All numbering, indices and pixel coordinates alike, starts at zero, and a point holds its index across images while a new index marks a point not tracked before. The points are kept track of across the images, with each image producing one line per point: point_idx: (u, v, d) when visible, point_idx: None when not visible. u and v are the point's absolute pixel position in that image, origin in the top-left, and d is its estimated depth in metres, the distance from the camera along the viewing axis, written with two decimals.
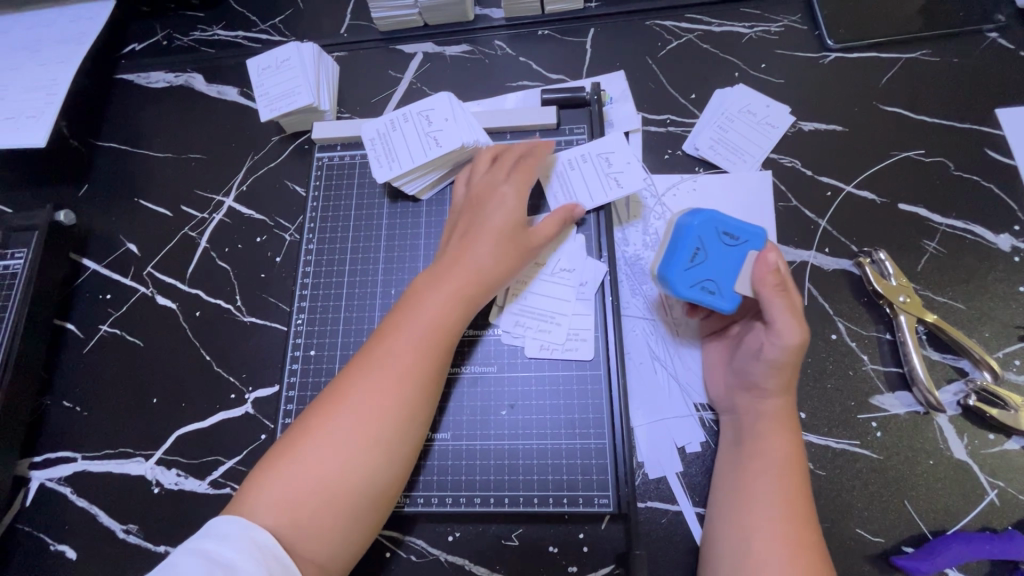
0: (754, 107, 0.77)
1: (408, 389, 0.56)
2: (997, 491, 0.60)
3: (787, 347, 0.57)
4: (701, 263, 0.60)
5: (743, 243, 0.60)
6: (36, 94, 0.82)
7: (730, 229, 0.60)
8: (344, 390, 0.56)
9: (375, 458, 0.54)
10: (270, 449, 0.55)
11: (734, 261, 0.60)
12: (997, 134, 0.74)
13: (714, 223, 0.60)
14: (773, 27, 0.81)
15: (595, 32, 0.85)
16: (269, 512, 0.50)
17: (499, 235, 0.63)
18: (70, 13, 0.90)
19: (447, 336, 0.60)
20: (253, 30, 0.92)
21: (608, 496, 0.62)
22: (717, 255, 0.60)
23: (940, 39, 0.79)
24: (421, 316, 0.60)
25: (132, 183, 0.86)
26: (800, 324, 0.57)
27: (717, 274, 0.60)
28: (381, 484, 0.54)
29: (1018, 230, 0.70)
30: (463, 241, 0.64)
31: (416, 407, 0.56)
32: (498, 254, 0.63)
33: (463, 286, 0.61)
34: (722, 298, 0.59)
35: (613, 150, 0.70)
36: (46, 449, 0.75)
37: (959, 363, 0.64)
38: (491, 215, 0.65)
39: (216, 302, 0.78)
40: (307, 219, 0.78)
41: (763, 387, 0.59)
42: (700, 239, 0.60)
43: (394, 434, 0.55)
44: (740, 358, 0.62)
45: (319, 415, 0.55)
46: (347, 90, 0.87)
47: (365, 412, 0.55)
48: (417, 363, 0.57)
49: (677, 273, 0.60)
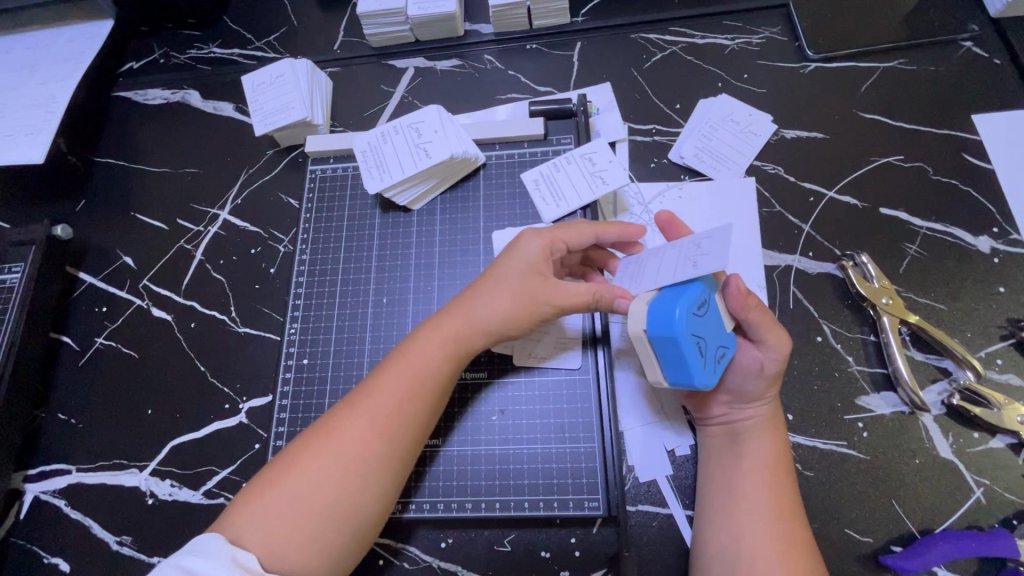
0: (737, 116, 0.79)
1: (393, 422, 0.57)
2: (983, 489, 0.61)
3: (780, 357, 0.58)
4: (706, 346, 0.54)
5: (705, 300, 0.54)
6: (35, 112, 0.84)
7: (693, 304, 0.53)
8: (334, 423, 0.57)
9: (360, 493, 0.54)
10: (259, 473, 0.56)
11: (712, 317, 0.55)
12: (974, 139, 0.76)
13: (687, 313, 0.52)
14: (754, 38, 0.84)
15: (582, 45, 0.87)
16: (255, 534, 0.51)
17: (509, 288, 0.61)
18: (69, 33, 0.92)
19: (434, 369, 0.60)
20: (249, 47, 0.94)
21: (598, 498, 0.63)
22: (706, 327, 0.54)
23: (917, 49, 0.81)
24: (414, 356, 0.60)
25: (129, 197, 0.88)
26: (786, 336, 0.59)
27: (714, 336, 0.55)
28: (365, 518, 0.55)
29: (997, 233, 0.71)
30: (470, 289, 0.63)
31: (401, 439, 0.57)
32: (505, 308, 0.61)
33: (460, 332, 0.61)
34: (730, 347, 0.57)
35: (594, 151, 0.74)
36: (40, 462, 0.75)
37: (943, 363, 0.65)
38: (512, 267, 0.62)
39: (211, 314, 0.79)
40: (300, 231, 0.80)
41: (763, 396, 0.59)
42: (694, 335, 0.52)
43: (381, 470, 0.56)
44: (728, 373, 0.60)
45: (306, 448, 0.55)
46: (340, 104, 0.88)
47: (352, 445, 0.55)
48: (405, 402, 0.58)
49: (706, 370, 0.53)
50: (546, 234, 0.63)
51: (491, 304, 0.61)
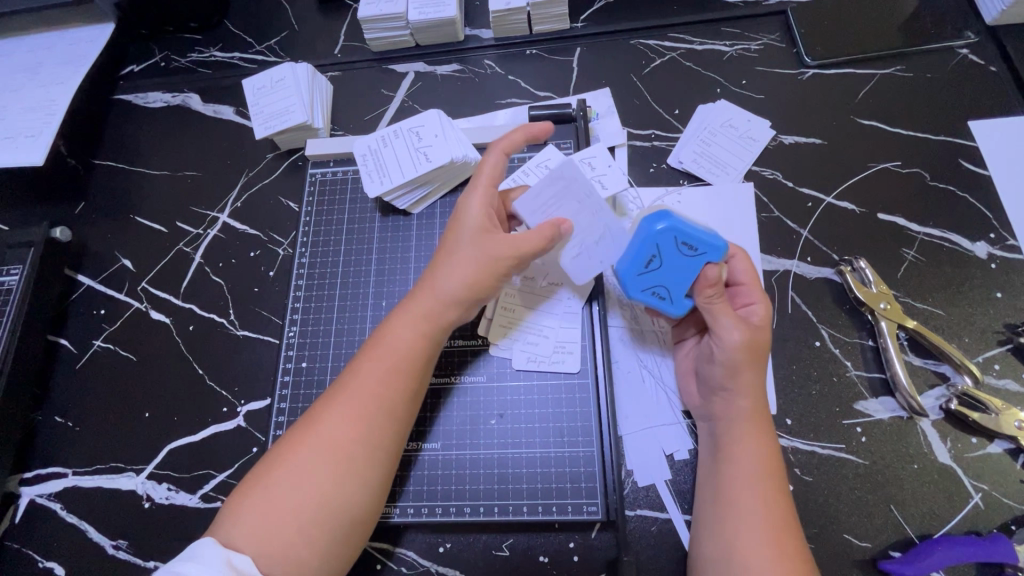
0: (735, 121, 0.79)
1: (371, 409, 0.57)
2: (982, 494, 0.61)
3: (731, 347, 0.58)
4: (655, 270, 0.62)
5: (700, 255, 0.61)
6: (36, 115, 0.84)
7: (688, 240, 0.61)
8: (315, 417, 0.57)
9: (342, 484, 0.54)
10: (249, 475, 0.56)
11: (686, 271, 0.62)
12: (971, 145, 0.76)
13: (671, 234, 0.61)
14: (753, 45, 0.84)
15: (582, 51, 0.87)
16: (246, 535, 0.51)
17: (465, 256, 0.62)
18: (70, 36, 0.92)
19: (408, 352, 0.60)
20: (250, 51, 0.95)
21: (596, 503, 0.62)
22: (671, 264, 0.62)
23: (914, 56, 0.81)
24: (388, 342, 0.60)
25: (129, 200, 0.88)
26: (742, 326, 0.59)
27: (668, 281, 0.63)
28: (353, 507, 0.54)
29: (994, 238, 0.71)
30: (433, 268, 0.64)
31: (382, 426, 0.57)
32: (466, 275, 0.61)
33: (431, 313, 0.61)
34: (671, 303, 0.63)
35: (594, 156, 0.75)
36: (36, 465, 0.74)
37: (940, 369, 0.66)
38: (463, 237, 0.63)
39: (209, 317, 0.79)
40: (300, 234, 0.80)
41: (733, 389, 0.59)
42: (656, 246, 0.62)
43: (362, 460, 0.55)
44: (702, 365, 0.63)
45: (291, 443, 0.56)
46: (341, 107, 0.89)
47: (331, 437, 0.55)
48: (384, 388, 0.58)
49: (631, 275, 0.63)
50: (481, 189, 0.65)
51: (454, 274, 0.61)
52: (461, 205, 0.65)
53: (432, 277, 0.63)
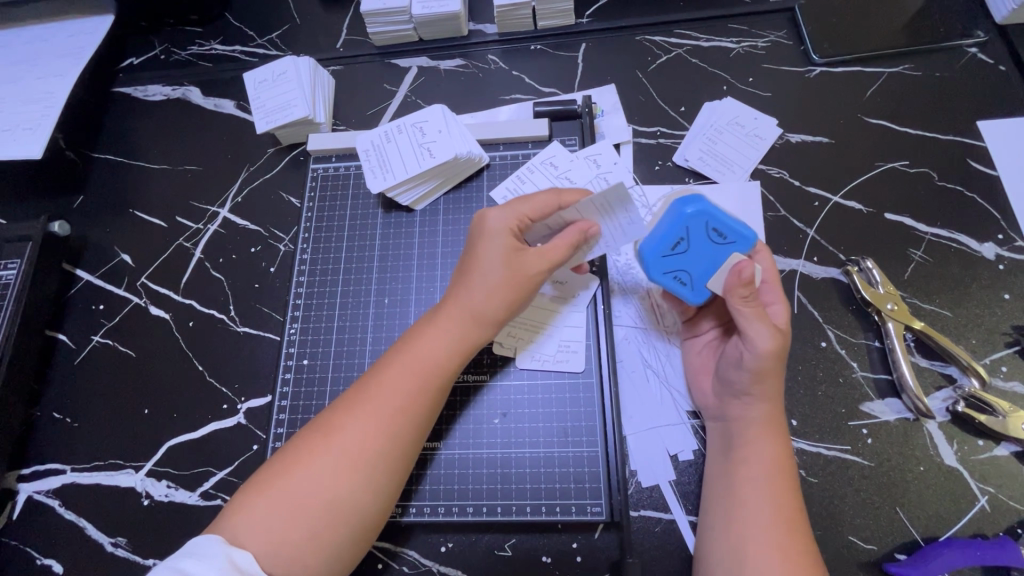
0: (741, 119, 0.79)
1: (396, 419, 0.56)
2: (988, 497, 0.61)
3: (761, 353, 0.57)
4: (680, 253, 0.62)
5: (730, 244, 0.61)
6: (33, 107, 0.83)
7: (720, 227, 0.60)
8: (335, 420, 0.56)
9: (359, 491, 0.54)
10: (256, 473, 0.55)
11: (712, 259, 0.62)
12: (979, 146, 0.75)
13: (706, 219, 0.60)
14: (759, 42, 0.84)
15: (587, 47, 0.86)
16: (256, 536, 0.50)
17: (499, 270, 0.61)
18: (69, 27, 0.91)
19: (437, 364, 0.59)
20: (251, 44, 0.94)
21: (601, 504, 0.62)
22: (699, 251, 0.61)
23: (922, 54, 0.81)
24: (415, 354, 0.59)
25: (128, 194, 0.87)
26: (776, 334, 0.57)
27: (693, 266, 0.62)
28: (366, 519, 0.54)
29: (1002, 239, 0.71)
30: (462, 277, 0.63)
31: (405, 437, 0.56)
32: (498, 290, 0.61)
33: (461, 327, 0.61)
34: (691, 290, 0.63)
35: (599, 153, 0.75)
36: (34, 462, 0.74)
37: (948, 370, 0.65)
38: (493, 247, 0.62)
39: (210, 313, 0.78)
40: (301, 229, 0.79)
41: (743, 392, 0.58)
42: (686, 230, 0.61)
43: (381, 469, 0.55)
44: (724, 366, 0.61)
45: (308, 444, 0.55)
46: (343, 102, 0.88)
47: (352, 444, 0.55)
48: (410, 400, 0.57)
49: (655, 256, 0.62)
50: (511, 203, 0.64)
51: (487, 288, 0.61)
52: (489, 215, 0.63)
53: (462, 286, 0.62)
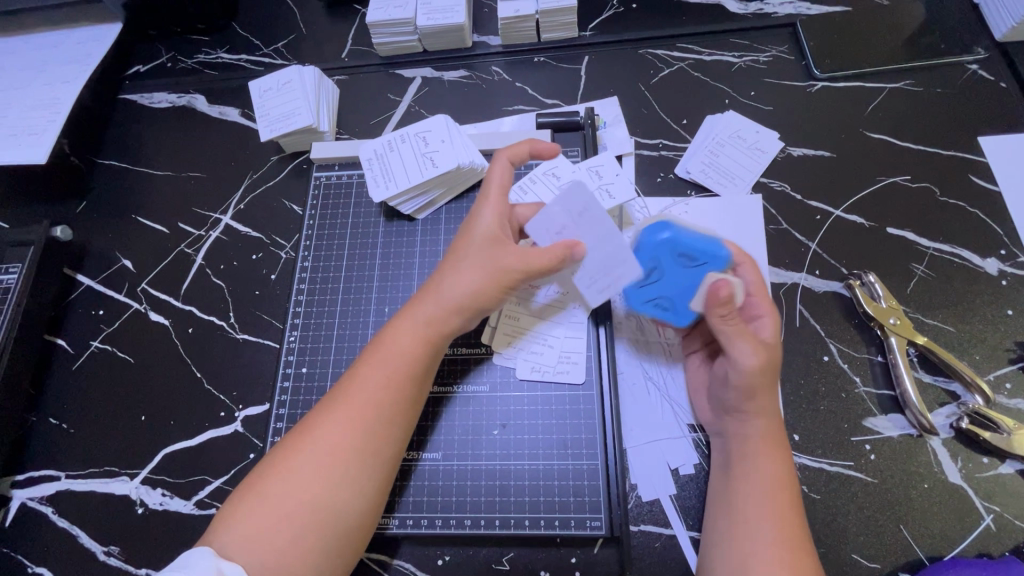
0: (743, 132, 0.79)
1: (371, 416, 0.56)
2: (993, 516, 0.60)
3: (747, 370, 0.56)
4: (656, 281, 0.64)
5: (701, 264, 0.63)
6: (40, 113, 0.84)
7: (687, 249, 0.63)
8: (313, 424, 0.56)
9: (341, 493, 0.53)
10: (243, 483, 0.55)
11: (688, 280, 0.63)
12: (981, 161, 0.76)
13: (671, 245, 0.63)
14: (761, 57, 0.84)
15: (590, 59, 0.87)
16: (241, 546, 0.49)
17: (475, 262, 0.61)
18: (77, 34, 0.92)
19: (410, 357, 0.59)
20: (256, 53, 0.95)
21: (600, 518, 0.61)
22: (672, 274, 0.63)
23: (923, 70, 0.81)
24: (389, 347, 0.59)
25: (130, 200, 0.87)
26: (759, 350, 0.56)
27: (671, 292, 0.64)
28: (349, 518, 0.53)
29: (1004, 255, 0.71)
30: (438, 272, 0.63)
31: (382, 434, 0.56)
32: (473, 282, 0.60)
33: (434, 318, 0.60)
34: (675, 314, 0.64)
35: (601, 164, 0.74)
36: (29, 467, 0.73)
37: (951, 387, 0.64)
38: (471, 244, 0.62)
39: (209, 319, 0.78)
40: (303, 237, 0.79)
41: (744, 405, 0.58)
42: (656, 258, 0.64)
43: (360, 469, 0.54)
44: (717, 384, 0.61)
45: (289, 449, 0.55)
46: (347, 111, 0.88)
47: (330, 445, 0.54)
48: (384, 394, 0.57)
49: (634, 288, 0.65)
50: (490, 197, 0.64)
51: (460, 279, 0.61)
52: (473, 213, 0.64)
53: (437, 281, 0.62)
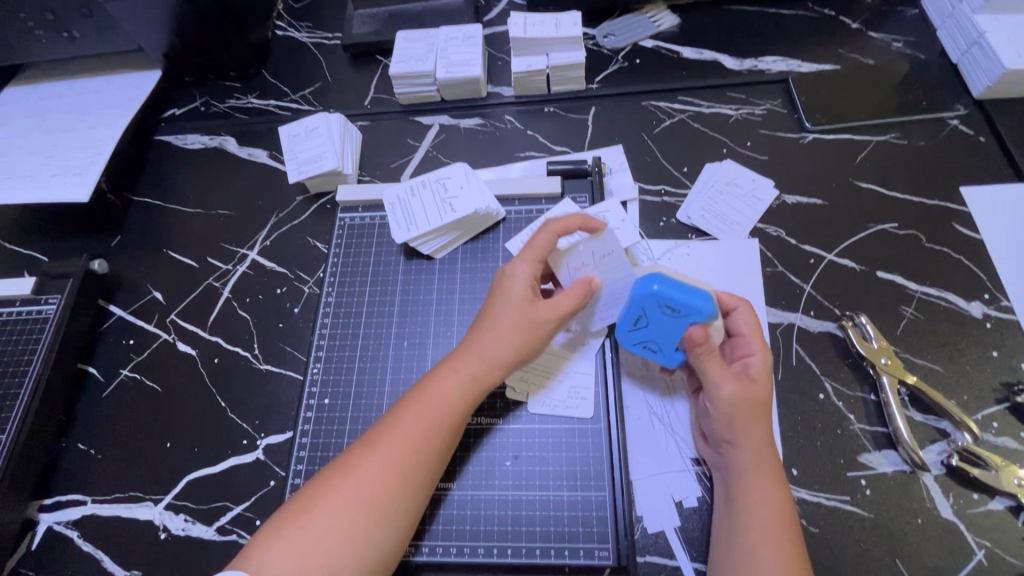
0: (740, 180, 0.85)
1: (411, 459, 0.59)
2: (985, 551, 0.62)
3: (726, 404, 0.62)
4: (644, 327, 0.66)
5: (683, 316, 0.63)
6: (84, 154, 0.90)
7: (672, 303, 0.63)
8: (353, 460, 0.59)
9: (375, 529, 0.56)
10: (277, 512, 0.58)
11: (674, 330, 0.65)
12: (963, 210, 0.81)
13: (658, 298, 0.63)
14: (756, 110, 0.91)
15: (596, 110, 0.94)
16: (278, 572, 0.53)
17: (512, 319, 0.65)
18: (119, 81, 0.99)
19: (451, 405, 0.63)
20: (285, 100, 1.02)
21: (608, 548, 0.64)
22: (659, 323, 0.65)
23: (907, 125, 0.87)
24: (432, 393, 0.63)
25: (162, 235, 0.93)
26: (737, 382, 0.63)
27: (659, 337, 0.66)
28: (380, 558, 0.56)
29: (988, 298, 0.75)
30: (478, 323, 0.67)
31: (418, 477, 0.59)
32: (512, 338, 0.65)
33: (476, 370, 0.64)
34: (663, 356, 0.68)
35: (608, 210, 0.79)
36: (56, 492, 0.76)
37: (941, 425, 0.68)
38: (507, 296, 0.67)
39: (235, 350, 0.82)
40: (326, 273, 0.83)
41: (745, 442, 0.61)
42: (642, 309, 0.64)
43: (396, 508, 0.58)
44: (703, 418, 0.66)
45: (327, 483, 0.58)
46: (370, 155, 0.95)
47: (369, 482, 0.58)
48: (424, 439, 0.60)
49: (625, 330, 0.68)
50: (524, 256, 0.69)
51: (500, 334, 0.65)
52: (507, 270, 0.68)
53: (477, 333, 0.66)
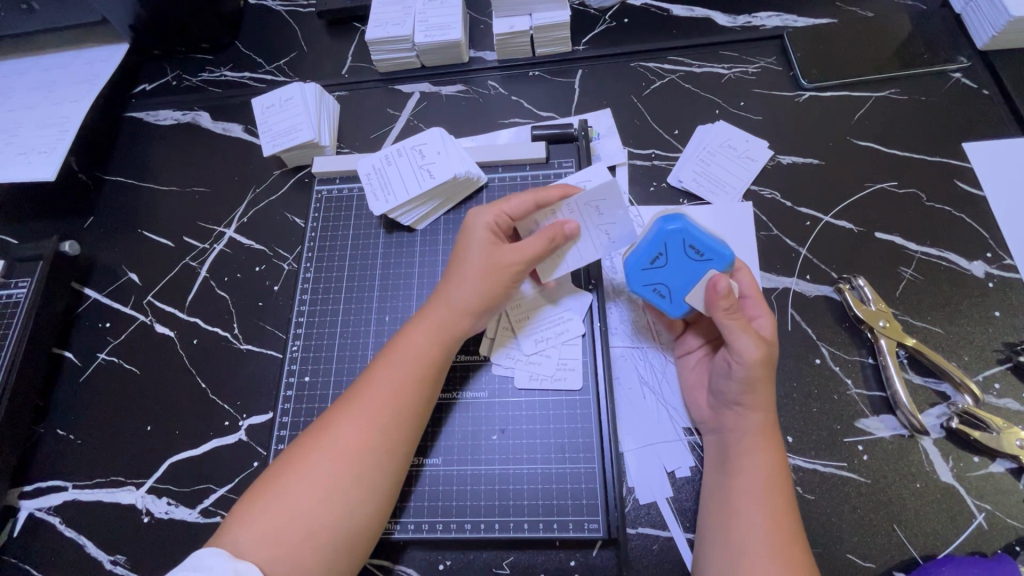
0: (733, 142, 0.81)
1: (386, 415, 0.58)
2: (985, 514, 0.61)
3: (748, 363, 0.58)
4: (660, 267, 0.65)
5: (706, 261, 0.63)
6: (49, 131, 0.86)
7: (696, 244, 0.63)
8: (327, 424, 0.58)
9: (355, 488, 0.55)
10: (257, 481, 0.57)
11: (691, 275, 0.64)
12: (966, 167, 0.77)
13: (683, 236, 0.63)
14: (750, 68, 0.87)
15: (583, 73, 0.90)
16: (253, 540, 0.52)
17: (476, 267, 0.64)
18: (85, 55, 0.95)
19: (423, 358, 0.62)
20: (259, 71, 0.97)
21: (598, 520, 0.62)
22: (678, 265, 0.64)
23: (908, 79, 0.83)
24: (404, 349, 0.62)
25: (136, 214, 0.89)
26: (760, 343, 0.58)
27: (672, 280, 0.65)
28: (358, 521, 0.55)
29: (991, 257, 0.72)
30: (445, 279, 0.67)
31: (395, 431, 0.58)
32: (479, 285, 0.64)
33: (445, 321, 0.63)
34: (670, 303, 0.66)
35: (589, 178, 0.74)
36: (37, 478, 0.74)
37: (941, 387, 0.66)
38: (469, 249, 0.66)
39: (214, 330, 0.80)
40: (305, 248, 0.81)
41: (743, 403, 0.59)
42: (664, 245, 0.64)
43: (374, 465, 0.56)
44: (716, 377, 0.62)
45: (302, 448, 0.57)
46: (348, 126, 0.91)
47: (344, 443, 0.56)
48: (398, 394, 0.59)
49: (637, 270, 0.65)
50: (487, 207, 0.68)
51: (466, 283, 0.64)
52: (467, 221, 0.68)
53: (444, 288, 0.66)
